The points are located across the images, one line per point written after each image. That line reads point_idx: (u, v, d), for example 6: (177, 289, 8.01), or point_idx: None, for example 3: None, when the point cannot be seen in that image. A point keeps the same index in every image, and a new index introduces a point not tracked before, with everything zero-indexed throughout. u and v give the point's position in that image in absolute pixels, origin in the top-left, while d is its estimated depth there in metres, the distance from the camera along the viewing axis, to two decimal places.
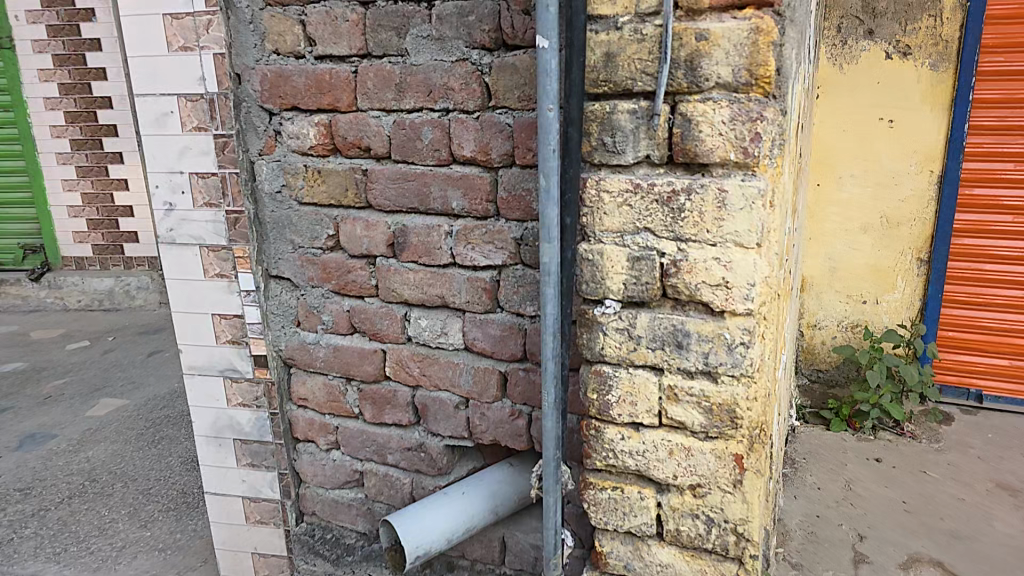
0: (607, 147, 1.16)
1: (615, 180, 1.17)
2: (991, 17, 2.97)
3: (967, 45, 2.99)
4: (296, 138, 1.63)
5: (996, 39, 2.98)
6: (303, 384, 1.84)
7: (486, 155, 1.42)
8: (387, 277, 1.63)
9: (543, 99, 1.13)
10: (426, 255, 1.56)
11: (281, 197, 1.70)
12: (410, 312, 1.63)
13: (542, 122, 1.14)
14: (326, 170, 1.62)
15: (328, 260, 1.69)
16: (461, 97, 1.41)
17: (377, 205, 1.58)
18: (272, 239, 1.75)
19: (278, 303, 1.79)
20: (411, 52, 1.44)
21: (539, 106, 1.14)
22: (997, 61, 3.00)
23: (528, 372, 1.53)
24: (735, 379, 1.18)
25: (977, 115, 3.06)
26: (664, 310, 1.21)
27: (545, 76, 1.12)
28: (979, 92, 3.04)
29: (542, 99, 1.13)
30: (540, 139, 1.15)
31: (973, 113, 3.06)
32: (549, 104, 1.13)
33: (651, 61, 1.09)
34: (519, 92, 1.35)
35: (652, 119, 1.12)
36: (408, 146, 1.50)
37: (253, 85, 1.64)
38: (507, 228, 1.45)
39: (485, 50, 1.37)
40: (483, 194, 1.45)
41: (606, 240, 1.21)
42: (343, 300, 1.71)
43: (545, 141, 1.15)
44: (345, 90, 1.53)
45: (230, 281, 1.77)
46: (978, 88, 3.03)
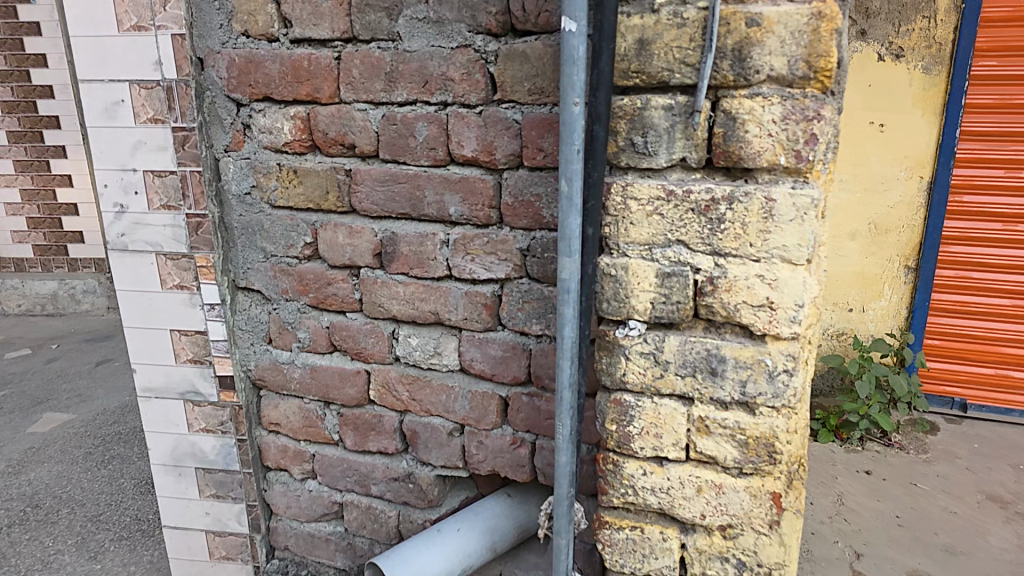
0: (638, 149, 1.02)
1: (644, 186, 1.03)
2: (986, 20, 2.93)
3: (961, 49, 2.96)
4: (267, 133, 1.45)
5: (990, 42, 2.95)
6: (274, 408, 1.64)
7: (490, 155, 1.26)
8: (373, 289, 1.45)
9: (570, 92, 0.98)
10: (418, 266, 1.39)
11: (250, 200, 1.51)
12: (399, 330, 1.46)
13: (567, 120, 0.99)
14: (304, 170, 1.43)
15: (305, 270, 1.51)
16: (462, 89, 1.24)
17: (362, 210, 1.40)
18: (240, 247, 1.55)
19: (247, 317, 1.60)
20: (403, 37, 1.27)
21: (564, 100, 0.99)
22: (989, 66, 2.97)
23: (532, 398, 1.37)
24: (775, 411, 1.04)
25: (970, 120, 3.02)
26: (696, 332, 1.07)
27: (572, 67, 0.97)
28: (972, 96, 3.00)
29: (569, 91, 0.98)
30: (561, 139, 1.01)
31: (966, 117, 3.02)
32: (575, 97, 0.98)
33: (693, 49, 0.95)
34: (529, 84, 1.19)
35: (691, 117, 0.98)
36: (399, 143, 1.33)
37: (218, 72, 1.44)
38: (512, 237, 1.30)
39: (490, 35, 1.20)
40: (485, 199, 1.29)
41: (630, 253, 1.06)
42: (322, 316, 1.53)
43: (569, 141, 1.00)
44: (326, 78, 1.35)
45: (192, 293, 1.57)
46: (971, 92, 3.00)
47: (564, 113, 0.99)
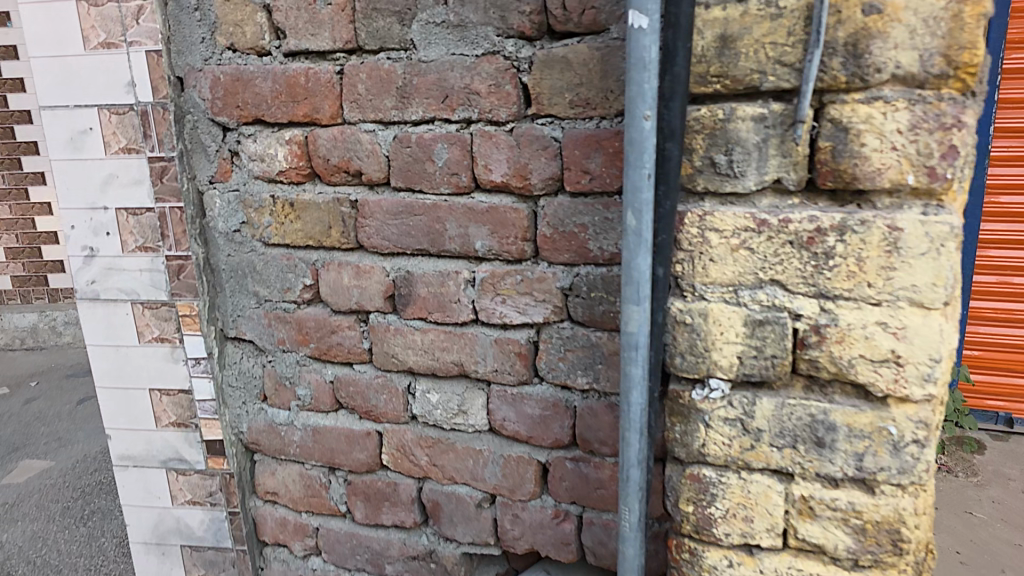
0: (721, 169, 0.84)
1: (728, 215, 0.85)
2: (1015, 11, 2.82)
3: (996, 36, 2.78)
4: (257, 160, 1.25)
5: (1020, 34, 2.83)
6: (271, 475, 1.42)
7: (524, 180, 1.06)
8: (384, 337, 1.24)
9: (637, 104, 0.81)
10: (439, 310, 1.18)
11: (241, 238, 1.30)
12: (415, 383, 1.25)
13: (633, 138, 0.82)
14: (301, 202, 1.23)
15: (304, 316, 1.29)
16: (489, 103, 1.05)
17: (372, 246, 1.20)
18: (229, 291, 1.34)
19: (238, 372, 1.38)
20: (418, 45, 1.07)
21: (630, 114, 0.81)
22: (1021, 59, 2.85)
23: (577, 464, 1.16)
24: (901, 490, 0.87)
25: (1001, 116, 2.90)
26: (794, 393, 0.89)
27: (639, 73, 0.79)
28: (1004, 91, 2.88)
29: (636, 104, 0.81)
30: (626, 160, 0.83)
31: (998, 113, 2.90)
32: (644, 111, 0.80)
33: (792, 45, 0.78)
34: (572, 95, 1.00)
35: (791, 128, 0.80)
36: (414, 169, 1.13)
37: (200, 92, 1.25)
38: (551, 274, 1.09)
39: (523, 40, 1.01)
40: (518, 231, 1.09)
41: (710, 296, 0.89)
42: (325, 368, 1.31)
43: (635, 164, 0.82)
44: (327, 96, 1.15)
45: (174, 347, 1.36)
46: (1003, 87, 2.88)
47: (629, 130, 0.82)
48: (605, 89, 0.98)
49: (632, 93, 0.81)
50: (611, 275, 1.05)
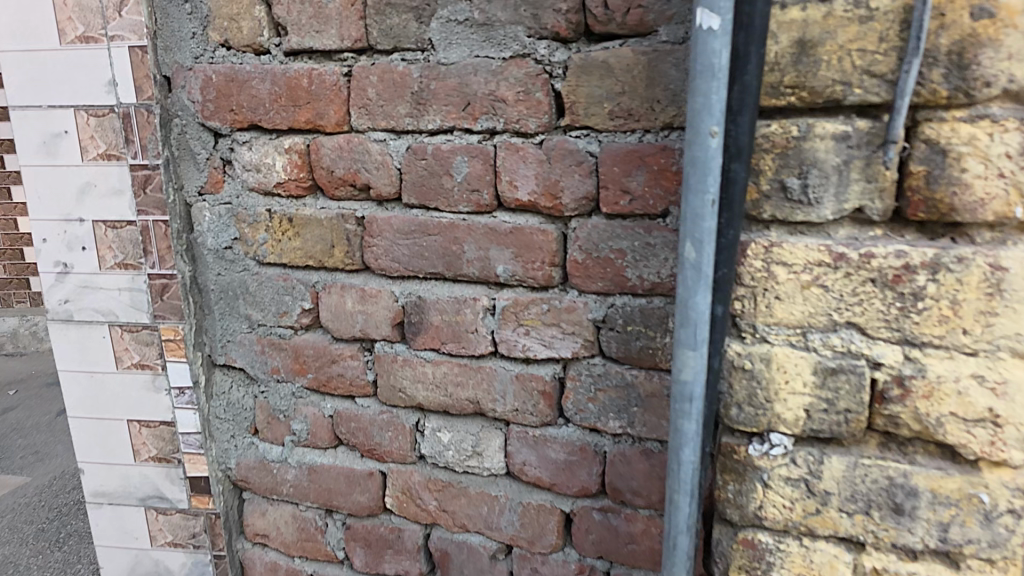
0: (792, 195, 0.72)
1: (798, 247, 0.74)
2: None
3: None
4: (252, 170, 1.12)
5: None
6: (261, 516, 1.29)
7: (554, 199, 0.94)
8: (391, 369, 1.12)
9: (704, 117, 0.68)
10: (454, 340, 1.07)
11: (232, 255, 1.18)
12: (425, 420, 1.13)
13: (696, 157, 0.69)
14: (301, 219, 1.11)
15: (301, 344, 1.17)
16: (516, 111, 0.93)
17: (379, 268, 1.08)
18: (218, 314, 1.22)
19: (227, 402, 1.26)
20: (437, 45, 0.96)
21: (694, 128, 0.69)
22: None
23: (605, 515, 1.05)
24: (991, 566, 0.75)
25: None
26: (868, 451, 0.77)
27: (707, 81, 0.67)
28: None
29: (701, 117, 0.68)
30: (685, 183, 0.71)
31: None
32: (711, 125, 0.68)
33: (883, 53, 0.66)
34: (611, 105, 0.88)
35: (880, 149, 0.69)
36: (428, 185, 1.01)
37: (189, 93, 1.12)
38: (581, 304, 0.97)
39: (557, 41, 0.89)
40: (545, 255, 0.98)
41: (773, 338, 0.78)
42: (323, 401, 1.19)
43: (699, 187, 0.69)
44: (332, 101, 1.03)
45: (156, 374, 1.24)
46: None
47: (692, 147, 0.69)
48: (651, 99, 0.86)
49: (696, 104, 0.69)
50: (651, 308, 0.93)
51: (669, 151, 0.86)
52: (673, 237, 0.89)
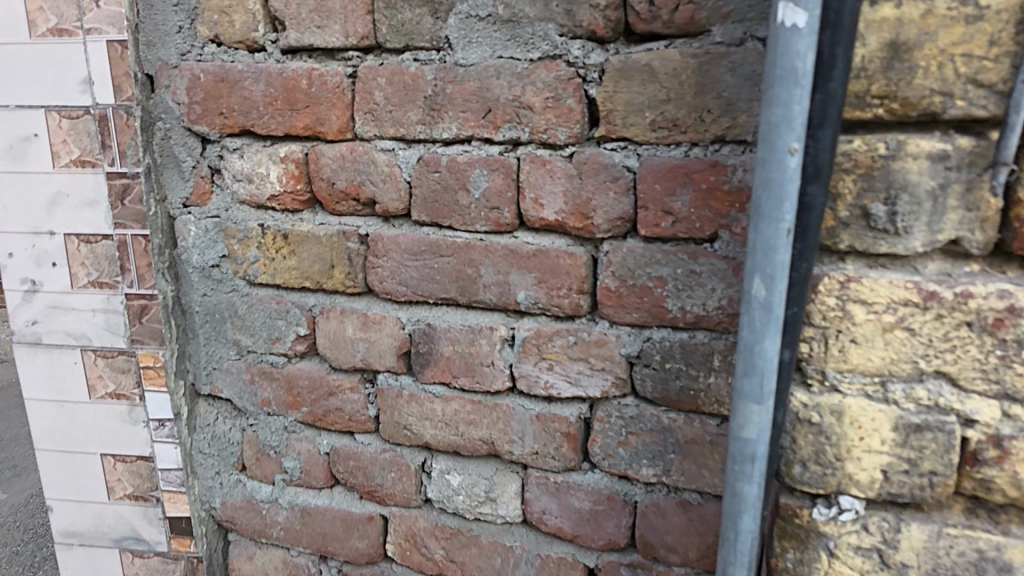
0: (877, 223, 0.62)
1: (881, 283, 0.63)
2: None
3: None
4: (243, 181, 1.01)
5: None
6: (248, 560, 1.17)
7: (584, 219, 0.83)
8: (394, 404, 1.01)
9: (782, 131, 0.57)
10: (466, 374, 0.96)
11: (220, 274, 1.06)
12: (433, 460, 1.02)
13: (771, 178, 0.58)
14: (298, 235, 0.99)
15: (295, 374, 1.06)
16: (544, 120, 0.82)
17: (384, 292, 0.97)
18: (204, 339, 1.10)
19: (213, 435, 1.15)
20: (454, 44, 0.85)
21: (769, 144, 0.58)
22: None
23: (634, 572, 0.93)
24: None
25: None
26: (955, 519, 0.67)
27: (787, 89, 0.56)
28: None
29: (778, 131, 0.57)
30: (755, 208, 0.60)
31: None
32: (790, 141, 0.57)
33: (994, 59, 0.56)
34: (654, 114, 0.77)
35: (986, 172, 0.59)
36: (441, 200, 0.90)
37: (173, 94, 1.01)
38: (613, 337, 0.86)
39: (593, 41, 0.78)
40: (572, 281, 0.86)
41: (846, 388, 0.67)
42: (319, 436, 1.08)
43: (773, 215, 0.58)
44: (334, 105, 0.92)
45: (133, 405, 1.12)
46: None
47: (767, 166, 0.58)
48: (700, 108, 0.75)
49: (772, 115, 0.58)
50: (694, 344, 0.83)
51: (720, 167, 0.75)
52: (722, 265, 0.78)
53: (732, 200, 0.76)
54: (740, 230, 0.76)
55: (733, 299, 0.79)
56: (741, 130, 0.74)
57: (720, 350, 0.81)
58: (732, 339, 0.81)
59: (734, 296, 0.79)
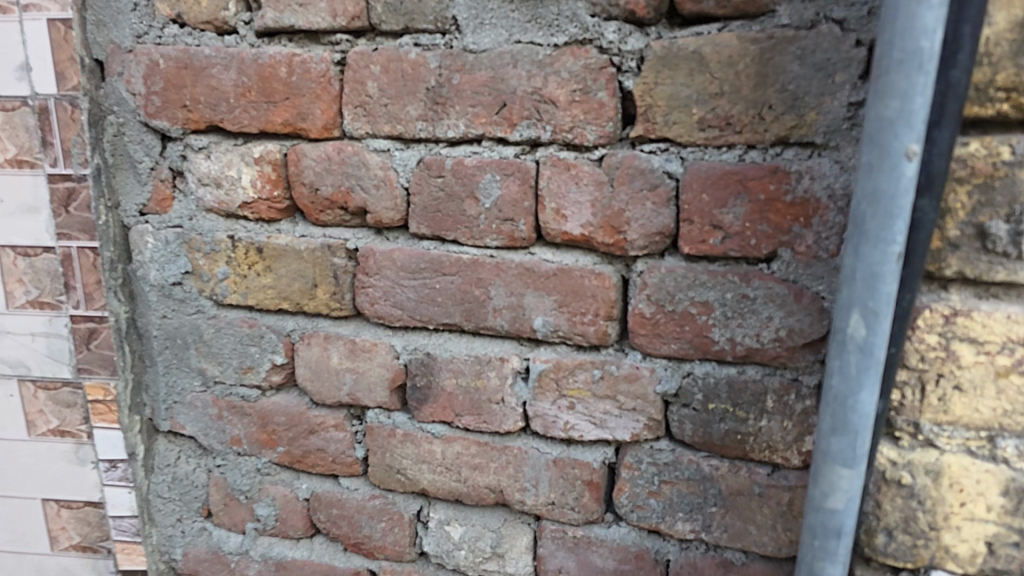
0: (994, 245, 0.50)
1: (996, 317, 0.51)
2: None
3: None
4: (209, 185, 0.87)
5: None
6: None
7: (615, 234, 0.71)
8: (386, 445, 0.88)
9: (898, 130, 0.44)
10: (471, 412, 0.83)
11: (182, 293, 0.92)
12: (430, 508, 0.89)
13: (880, 190, 0.45)
14: (273, 249, 0.85)
15: (269, 409, 0.92)
16: (569, 117, 0.69)
17: (375, 315, 0.83)
18: (163, 367, 0.96)
19: (174, 477, 1.00)
20: (463, 26, 0.72)
21: (882, 145, 0.45)
22: None
23: None
24: None
25: None
26: None
27: (907, 75, 0.43)
28: None
29: (893, 130, 0.44)
30: (856, 224, 0.47)
31: None
32: (908, 143, 0.44)
33: None
34: (703, 110, 0.64)
35: None
36: (444, 210, 0.76)
37: (128, 83, 0.86)
38: (647, 371, 0.74)
39: (631, 23, 0.66)
40: (599, 305, 0.74)
41: (945, 443, 0.54)
42: (298, 479, 0.94)
43: (881, 236, 0.46)
44: (318, 97, 0.79)
45: (80, 443, 1.00)
46: None
47: (877, 174, 0.45)
48: (760, 103, 0.62)
49: (884, 109, 0.45)
50: (743, 381, 0.71)
51: (783, 173, 0.63)
52: (780, 289, 0.66)
53: (795, 212, 0.63)
54: (805, 248, 0.64)
55: (793, 329, 0.67)
56: (809, 130, 0.61)
57: (775, 389, 0.70)
58: (789, 376, 0.69)
59: (794, 327, 0.67)
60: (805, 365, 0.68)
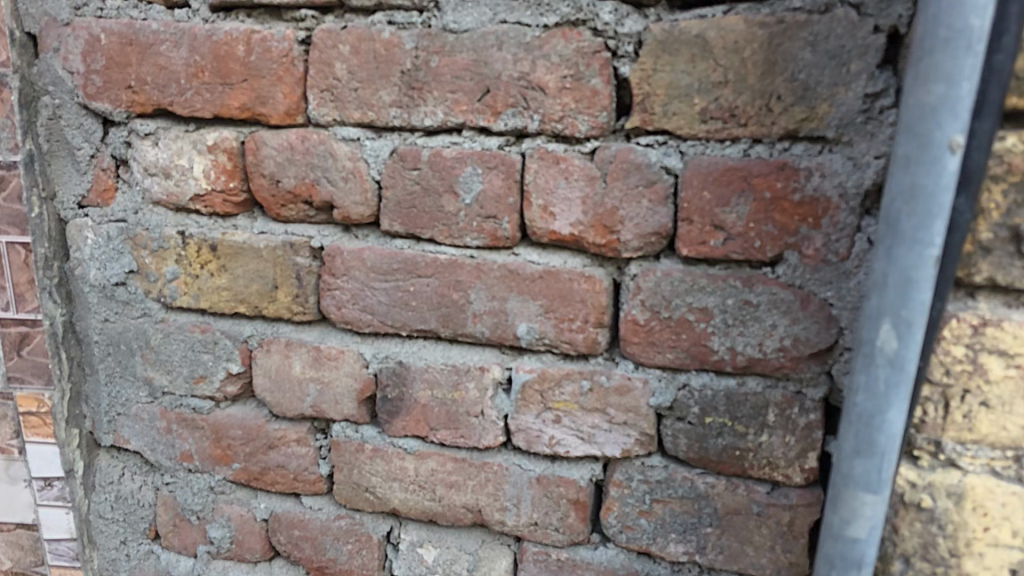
0: None
1: None
2: None
3: None
4: (157, 175, 0.78)
5: None
6: None
7: (607, 233, 0.65)
8: (353, 461, 0.80)
9: (942, 119, 0.41)
10: (448, 426, 0.76)
11: (126, 295, 0.83)
12: (402, 529, 0.82)
13: (918, 185, 0.42)
14: (229, 247, 0.77)
15: (223, 422, 0.83)
16: (559, 105, 0.63)
17: (342, 320, 0.76)
18: (104, 376, 0.86)
19: (117, 495, 0.91)
20: (442, 4, 0.65)
21: (924, 136, 0.42)
22: None
23: None
24: None
25: None
26: None
27: (953, 59, 0.41)
28: None
29: (935, 119, 0.41)
30: (891, 223, 0.44)
31: None
32: (951, 134, 0.41)
33: None
34: (705, 100, 0.59)
35: None
36: (420, 206, 0.70)
37: (65, 61, 0.77)
38: (639, 382, 0.69)
39: (628, 4, 0.60)
40: (589, 311, 0.68)
41: (968, 463, 0.50)
42: (255, 498, 0.86)
43: (918, 236, 0.42)
44: (279, 79, 0.71)
45: (11, 460, 0.91)
46: None
47: (915, 167, 0.42)
48: (767, 93, 0.57)
49: (926, 96, 0.42)
50: (743, 394, 0.66)
51: (791, 170, 0.58)
52: (786, 295, 0.61)
53: (803, 212, 0.59)
54: (813, 251, 0.60)
55: (799, 338, 0.62)
56: (820, 124, 0.57)
57: (777, 402, 0.65)
58: (792, 388, 0.65)
59: (800, 335, 0.62)
60: (809, 377, 0.64)
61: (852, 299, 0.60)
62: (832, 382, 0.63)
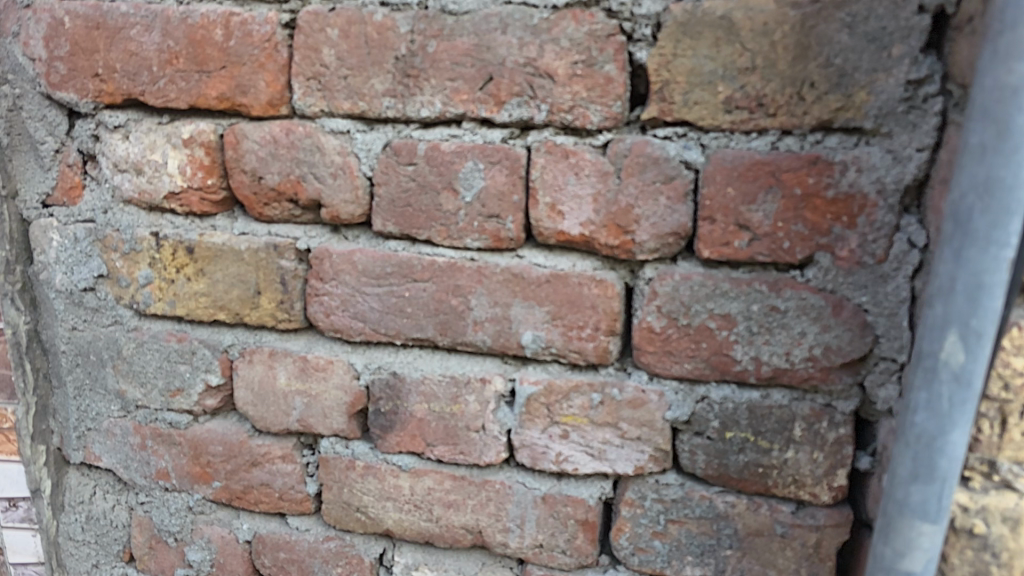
0: None
1: None
2: None
3: None
4: (127, 171, 0.72)
5: None
6: None
7: (621, 234, 0.60)
8: (344, 480, 0.74)
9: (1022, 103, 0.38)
10: (446, 442, 0.70)
11: (96, 301, 0.76)
12: (395, 551, 0.76)
13: (996, 177, 0.38)
14: (208, 249, 0.71)
15: (202, 437, 0.77)
16: (569, 94, 0.58)
17: (330, 328, 0.70)
18: (73, 389, 0.80)
19: (87, 516, 0.84)
20: None
21: (1000, 122, 0.38)
22: None
23: None
24: None
25: None
26: None
27: None
28: None
29: (1015, 103, 0.38)
30: (959, 222, 0.40)
31: None
32: None
33: None
34: (731, 87, 0.54)
35: None
36: (416, 204, 0.64)
37: (25, 46, 0.71)
38: (654, 395, 0.64)
39: None
40: (600, 318, 0.63)
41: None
42: (237, 518, 0.79)
43: (993, 237, 0.39)
44: (261, 66, 0.65)
45: None
46: None
47: (993, 156, 0.38)
48: (799, 80, 0.53)
49: (1004, 77, 0.38)
50: (767, 407, 0.61)
51: (824, 164, 0.53)
52: (817, 300, 0.56)
53: (836, 210, 0.54)
54: (847, 253, 0.55)
55: (830, 348, 0.57)
56: (857, 114, 0.52)
57: (804, 415, 0.60)
58: (820, 401, 0.60)
59: (831, 344, 0.57)
60: (840, 389, 0.59)
61: (889, 304, 0.55)
62: (864, 394, 0.58)
